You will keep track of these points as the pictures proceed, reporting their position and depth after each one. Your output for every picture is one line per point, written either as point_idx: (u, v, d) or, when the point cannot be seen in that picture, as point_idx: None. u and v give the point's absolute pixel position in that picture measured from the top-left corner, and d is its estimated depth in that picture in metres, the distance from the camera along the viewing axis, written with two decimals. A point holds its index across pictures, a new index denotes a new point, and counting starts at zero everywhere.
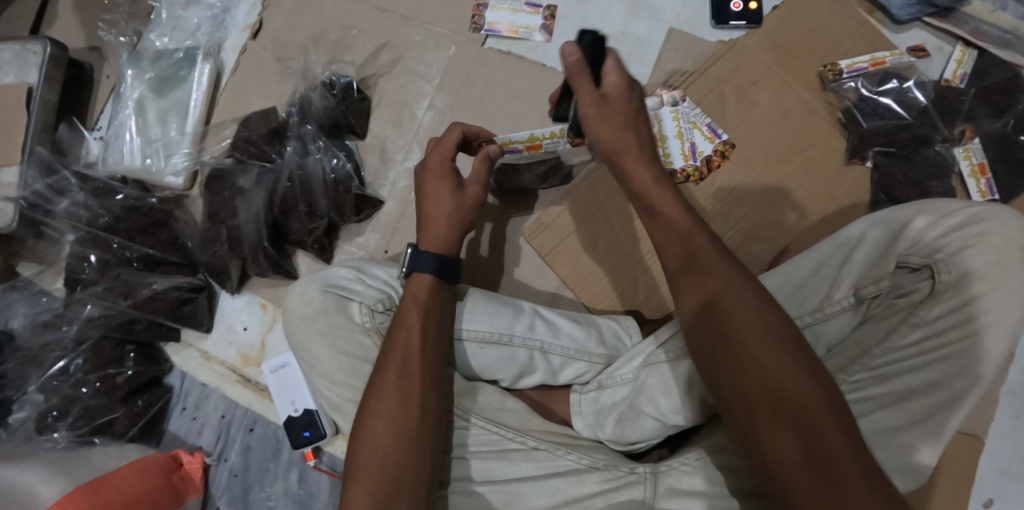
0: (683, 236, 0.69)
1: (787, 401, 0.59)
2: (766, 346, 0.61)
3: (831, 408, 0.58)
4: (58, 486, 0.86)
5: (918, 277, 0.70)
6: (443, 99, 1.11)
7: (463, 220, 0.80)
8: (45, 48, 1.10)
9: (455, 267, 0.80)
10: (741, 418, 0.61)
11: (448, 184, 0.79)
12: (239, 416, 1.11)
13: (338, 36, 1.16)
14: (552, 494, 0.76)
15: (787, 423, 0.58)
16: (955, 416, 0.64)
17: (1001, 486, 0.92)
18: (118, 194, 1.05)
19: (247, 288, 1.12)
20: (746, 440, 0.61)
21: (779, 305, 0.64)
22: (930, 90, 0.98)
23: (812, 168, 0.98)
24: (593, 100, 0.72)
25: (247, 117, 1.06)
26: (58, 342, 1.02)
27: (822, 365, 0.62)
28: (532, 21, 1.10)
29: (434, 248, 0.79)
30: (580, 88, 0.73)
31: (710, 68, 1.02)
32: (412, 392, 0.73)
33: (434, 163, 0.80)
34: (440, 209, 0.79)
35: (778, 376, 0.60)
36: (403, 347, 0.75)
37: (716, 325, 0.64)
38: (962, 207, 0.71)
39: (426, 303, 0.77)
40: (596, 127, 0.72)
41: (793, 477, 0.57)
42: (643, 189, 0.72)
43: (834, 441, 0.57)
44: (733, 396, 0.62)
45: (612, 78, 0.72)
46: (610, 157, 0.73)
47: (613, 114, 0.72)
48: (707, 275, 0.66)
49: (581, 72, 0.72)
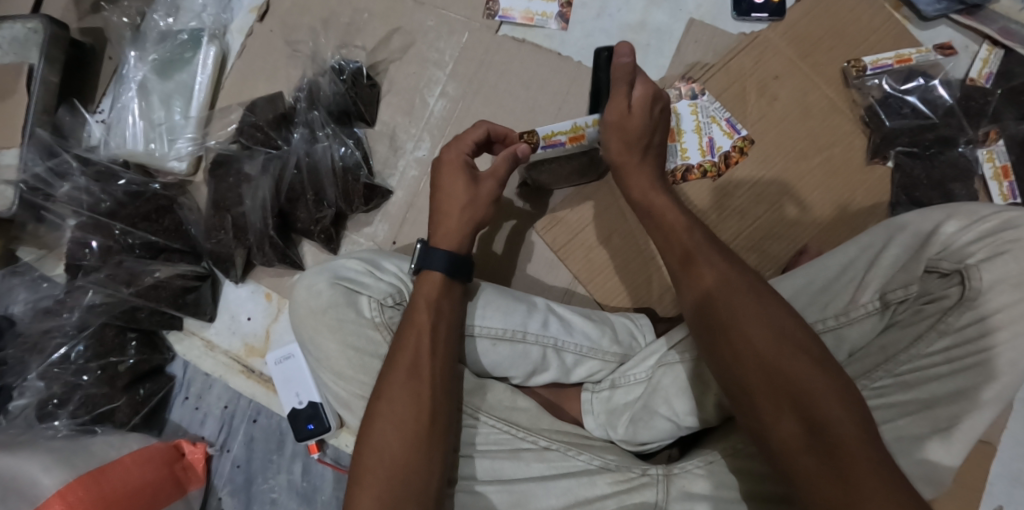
0: (682, 236, 0.72)
1: (787, 384, 0.59)
2: (766, 333, 0.61)
3: (834, 390, 0.57)
4: (60, 475, 0.85)
5: (947, 283, 0.68)
6: (456, 87, 1.08)
7: (474, 216, 0.78)
8: (45, 26, 1.07)
9: (467, 265, 0.78)
10: (744, 405, 0.61)
11: (463, 177, 0.78)
12: (242, 406, 1.09)
13: (349, 19, 1.13)
14: (564, 494, 0.74)
15: (788, 407, 0.58)
16: (978, 426, 0.63)
17: (1011, 493, 0.89)
18: (121, 178, 1.02)
19: (252, 277, 1.10)
20: (752, 428, 0.61)
21: (781, 297, 0.64)
22: (956, 89, 0.95)
23: (832, 168, 0.96)
24: (618, 110, 0.74)
25: (253, 102, 1.03)
26: (59, 329, 1.01)
27: (828, 350, 0.61)
28: (548, 8, 1.07)
29: (444, 244, 0.77)
30: (614, 93, 0.74)
31: (731, 61, 1.00)
32: (421, 394, 0.71)
33: (449, 156, 0.79)
34: (452, 203, 0.78)
35: (777, 359, 0.60)
36: (413, 348, 0.73)
37: (714, 315, 0.65)
38: (995, 211, 0.70)
39: (437, 303, 0.75)
40: (609, 135, 0.76)
41: (797, 461, 0.56)
42: (641, 196, 0.76)
43: (837, 422, 0.56)
44: (734, 383, 0.62)
45: (641, 92, 0.74)
46: (615, 170, 0.78)
47: (629, 131, 0.74)
48: (705, 269, 0.68)
49: (625, 76, 0.73)
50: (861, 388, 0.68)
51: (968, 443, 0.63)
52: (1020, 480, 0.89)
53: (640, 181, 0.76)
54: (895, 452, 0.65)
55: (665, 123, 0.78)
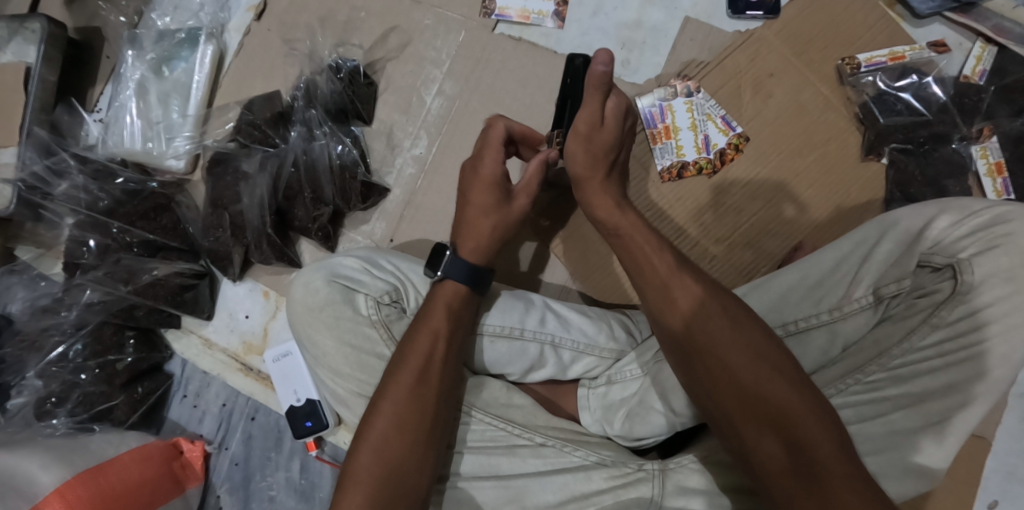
0: (653, 247, 0.72)
1: (765, 407, 0.59)
2: (742, 358, 0.62)
3: (811, 409, 0.59)
4: (58, 473, 0.85)
5: (939, 277, 0.69)
6: (453, 85, 1.09)
7: (505, 233, 0.79)
8: (43, 25, 1.07)
9: (490, 279, 0.79)
10: (726, 430, 0.62)
11: (498, 193, 0.78)
12: (240, 404, 1.10)
13: (347, 17, 1.13)
14: (559, 490, 0.75)
15: (768, 430, 0.59)
16: (970, 419, 0.64)
17: (1006, 487, 0.90)
18: (119, 177, 1.03)
19: (249, 275, 1.10)
20: (734, 449, 0.61)
21: (755, 317, 0.65)
22: (949, 86, 0.96)
23: (827, 165, 0.97)
24: (588, 121, 0.75)
25: (250, 101, 1.03)
26: (58, 327, 1.01)
27: (803, 370, 0.62)
28: (545, 6, 1.07)
29: (475, 257, 0.78)
30: (589, 101, 0.74)
31: (727, 60, 1.01)
32: (426, 400, 0.72)
33: (485, 170, 0.79)
34: (485, 220, 0.78)
35: (754, 383, 0.61)
36: (426, 353, 0.73)
37: (693, 342, 0.65)
38: (987, 206, 0.70)
39: (457, 311, 0.76)
40: (575, 146, 0.77)
41: (777, 484, 0.57)
42: (606, 214, 0.76)
43: (815, 442, 0.57)
44: (714, 407, 0.63)
45: (614, 103, 0.76)
46: (576, 181, 0.79)
47: (598, 141, 0.76)
48: (678, 292, 0.67)
49: (600, 85, 0.73)
50: (855, 383, 0.69)
51: (961, 437, 0.64)
52: (1015, 474, 0.90)
53: (603, 198, 0.77)
54: (890, 445, 0.66)
55: (628, 141, 0.81)
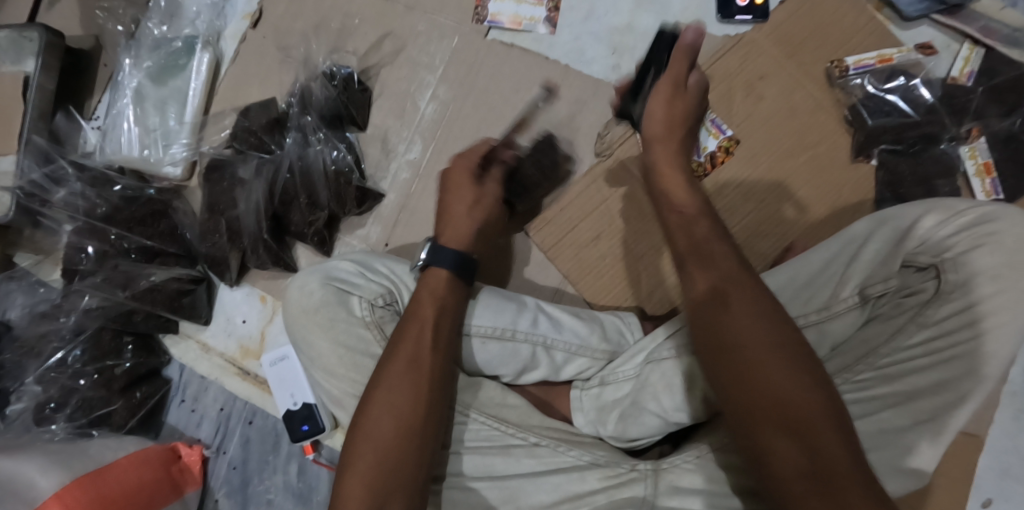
0: (695, 237, 0.73)
1: (786, 408, 0.58)
2: (770, 357, 0.61)
3: (829, 412, 0.58)
4: (56, 478, 0.85)
5: (924, 276, 0.70)
6: (447, 90, 1.10)
7: (477, 215, 0.83)
8: (41, 34, 1.08)
9: (473, 267, 0.81)
10: (741, 428, 0.61)
11: (468, 184, 0.85)
12: (238, 408, 1.10)
13: (340, 24, 1.14)
14: (553, 491, 0.75)
15: (785, 433, 0.58)
16: (960, 417, 0.64)
17: (1001, 486, 0.91)
18: (116, 184, 1.04)
19: (246, 280, 1.11)
20: (746, 448, 0.60)
21: (783, 316, 0.64)
22: (937, 88, 0.97)
23: (819, 165, 0.98)
24: (672, 81, 0.80)
25: (248, 108, 1.06)
26: (56, 333, 1.02)
27: (825, 373, 0.61)
28: (536, 12, 1.09)
29: (449, 240, 0.81)
30: (675, 64, 0.80)
31: (718, 63, 1.01)
32: (420, 385, 0.72)
33: (457, 170, 0.86)
34: (459, 205, 0.83)
35: (778, 383, 0.59)
36: (414, 341, 0.74)
37: (721, 337, 0.64)
38: (972, 206, 0.71)
39: (442, 299, 0.77)
40: (656, 107, 0.80)
41: (790, 487, 0.56)
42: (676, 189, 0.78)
43: (830, 445, 0.56)
44: (733, 406, 0.62)
45: (696, 78, 0.82)
46: (646, 143, 0.82)
47: (678, 106, 0.80)
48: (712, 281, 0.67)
49: (688, 51, 0.79)
50: (844, 382, 0.69)
51: (951, 435, 0.64)
52: (1009, 472, 0.91)
53: (677, 184, 0.78)
54: (877, 444, 0.67)
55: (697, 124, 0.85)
